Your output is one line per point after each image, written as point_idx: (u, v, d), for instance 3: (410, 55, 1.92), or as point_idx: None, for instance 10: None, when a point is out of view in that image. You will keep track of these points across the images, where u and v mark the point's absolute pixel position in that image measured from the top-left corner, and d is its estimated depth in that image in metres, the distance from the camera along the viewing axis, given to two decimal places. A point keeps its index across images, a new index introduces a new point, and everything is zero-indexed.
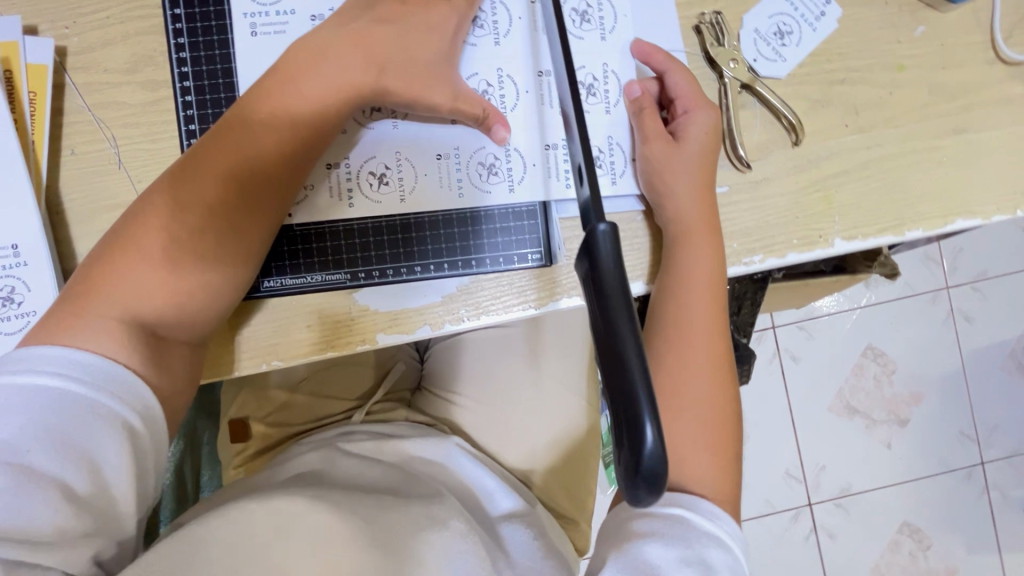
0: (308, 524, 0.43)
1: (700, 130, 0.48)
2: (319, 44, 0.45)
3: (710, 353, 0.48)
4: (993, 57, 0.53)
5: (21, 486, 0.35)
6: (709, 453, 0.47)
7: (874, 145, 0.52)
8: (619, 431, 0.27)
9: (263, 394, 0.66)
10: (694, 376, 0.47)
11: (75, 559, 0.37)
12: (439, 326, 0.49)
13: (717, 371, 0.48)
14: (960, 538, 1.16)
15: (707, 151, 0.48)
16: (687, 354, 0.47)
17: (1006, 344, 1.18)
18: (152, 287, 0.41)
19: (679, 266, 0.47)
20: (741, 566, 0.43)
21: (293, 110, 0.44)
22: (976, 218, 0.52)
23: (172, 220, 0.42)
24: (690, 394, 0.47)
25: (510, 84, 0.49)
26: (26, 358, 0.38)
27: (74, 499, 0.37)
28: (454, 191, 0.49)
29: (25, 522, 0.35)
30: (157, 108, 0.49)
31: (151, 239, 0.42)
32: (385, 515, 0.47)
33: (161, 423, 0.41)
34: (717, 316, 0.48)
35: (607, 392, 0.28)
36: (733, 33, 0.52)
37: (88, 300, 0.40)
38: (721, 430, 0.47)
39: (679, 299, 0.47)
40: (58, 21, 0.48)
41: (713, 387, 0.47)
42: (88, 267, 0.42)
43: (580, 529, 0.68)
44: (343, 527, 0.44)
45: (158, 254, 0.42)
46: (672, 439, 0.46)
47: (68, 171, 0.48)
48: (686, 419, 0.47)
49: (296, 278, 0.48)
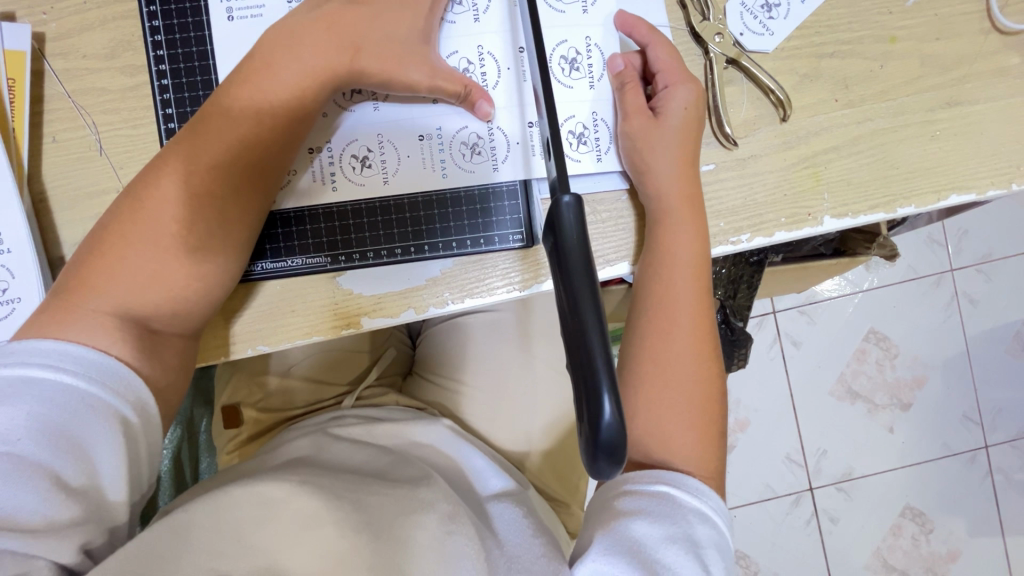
0: (295, 507, 0.43)
1: (682, 108, 0.47)
2: (293, 26, 0.45)
3: (693, 332, 0.47)
4: (988, 27, 0.51)
5: (10, 475, 0.36)
6: (694, 431, 0.46)
7: (864, 120, 0.51)
8: (580, 404, 0.29)
9: (255, 380, 0.67)
10: (677, 355, 0.47)
11: (62, 548, 0.37)
12: (424, 310, 0.49)
13: (702, 351, 0.47)
14: (963, 521, 1.15)
15: (690, 126, 0.48)
16: (670, 334, 0.47)
17: (1010, 325, 1.17)
18: (140, 279, 0.41)
19: (661, 244, 0.47)
20: (726, 541, 0.43)
21: (269, 93, 0.44)
22: (970, 193, 0.51)
23: (157, 211, 0.42)
24: (673, 373, 0.47)
25: (491, 62, 0.49)
26: (17, 351, 0.38)
27: (65, 488, 0.37)
28: (437, 172, 0.49)
29: (14, 510, 0.35)
30: (136, 93, 0.49)
31: (137, 231, 0.42)
32: (371, 497, 0.47)
33: (154, 415, 0.42)
34: (701, 293, 0.48)
35: (570, 369, 0.30)
36: (718, 7, 0.51)
37: (79, 296, 0.41)
38: (706, 410, 0.47)
39: (661, 278, 0.47)
40: (35, 7, 0.48)
41: (698, 366, 0.47)
42: (77, 262, 0.42)
43: (572, 511, 0.69)
44: (329, 508, 0.44)
45: (144, 245, 0.41)
46: (656, 418, 0.46)
47: (51, 159, 0.48)
48: (669, 396, 0.46)
49: (279, 262, 0.48)
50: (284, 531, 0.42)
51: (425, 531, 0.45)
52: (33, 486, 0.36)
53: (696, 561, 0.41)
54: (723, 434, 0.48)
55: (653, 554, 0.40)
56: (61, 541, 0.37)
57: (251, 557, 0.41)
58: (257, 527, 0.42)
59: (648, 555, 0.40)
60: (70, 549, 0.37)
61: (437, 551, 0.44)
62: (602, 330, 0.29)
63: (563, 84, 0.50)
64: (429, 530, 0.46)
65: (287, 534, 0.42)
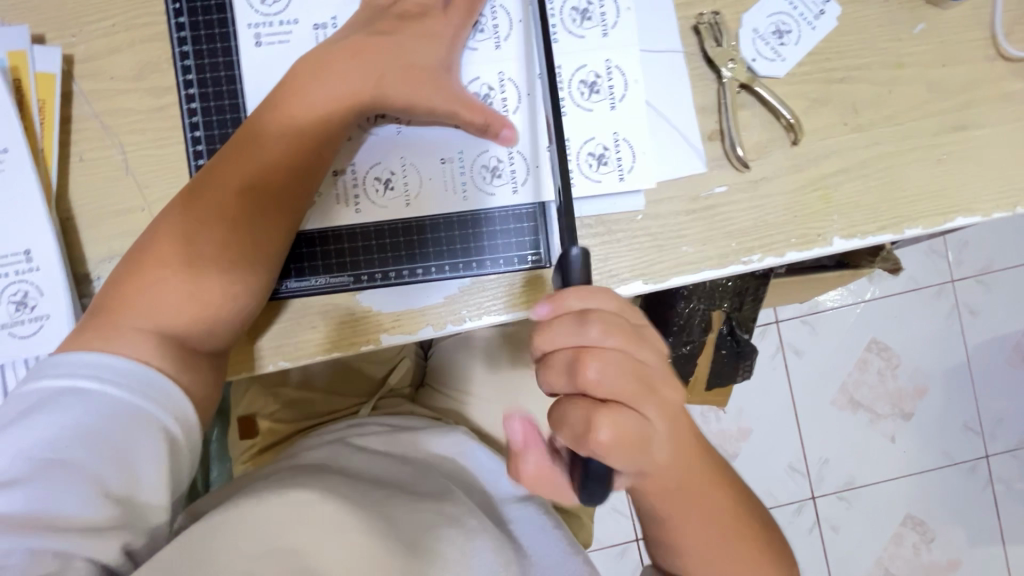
0: (329, 512, 0.44)
1: (617, 376, 0.39)
2: (323, 53, 0.46)
3: (705, 490, 0.45)
4: (994, 54, 0.53)
5: (59, 478, 0.37)
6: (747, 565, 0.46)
7: (873, 143, 0.52)
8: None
9: (273, 391, 0.69)
10: (704, 519, 0.46)
11: (103, 548, 0.38)
12: (441, 327, 0.50)
13: (718, 498, 0.46)
14: (963, 530, 1.16)
15: (632, 380, 0.40)
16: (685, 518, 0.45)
17: (1011, 336, 1.18)
18: (179, 298, 0.43)
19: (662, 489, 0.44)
20: None
21: (301, 119, 0.45)
22: (975, 215, 0.52)
23: (195, 233, 0.44)
24: (711, 544, 0.46)
25: (512, 87, 0.50)
26: (64, 363, 0.40)
27: (108, 494, 0.38)
28: (458, 194, 0.50)
29: (58, 511, 0.37)
30: (163, 114, 0.50)
31: (176, 252, 0.43)
32: (397, 513, 0.48)
33: (194, 423, 0.43)
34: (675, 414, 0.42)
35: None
36: (731, 33, 0.52)
37: (121, 314, 0.43)
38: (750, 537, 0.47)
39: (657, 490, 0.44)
40: (66, 30, 0.49)
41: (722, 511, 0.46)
42: (121, 278, 0.44)
43: (580, 521, 0.70)
44: (358, 518, 0.45)
45: (182, 265, 0.43)
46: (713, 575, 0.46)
47: (77, 177, 0.49)
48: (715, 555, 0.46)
49: (302, 281, 0.49)
50: (318, 536, 0.43)
51: (453, 545, 0.47)
52: (80, 490, 0.37)
53: None
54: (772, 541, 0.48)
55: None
56: (106, 541, 0.38)
57: (292, 560, 0.42)
58: (290, 529, 0.43)
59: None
60: (113, 548, 0.39)
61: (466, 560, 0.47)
62: None
63: (583, 108, 0.51)
64: (455, 543, 0.47)
65: (322, 537, 0.43)
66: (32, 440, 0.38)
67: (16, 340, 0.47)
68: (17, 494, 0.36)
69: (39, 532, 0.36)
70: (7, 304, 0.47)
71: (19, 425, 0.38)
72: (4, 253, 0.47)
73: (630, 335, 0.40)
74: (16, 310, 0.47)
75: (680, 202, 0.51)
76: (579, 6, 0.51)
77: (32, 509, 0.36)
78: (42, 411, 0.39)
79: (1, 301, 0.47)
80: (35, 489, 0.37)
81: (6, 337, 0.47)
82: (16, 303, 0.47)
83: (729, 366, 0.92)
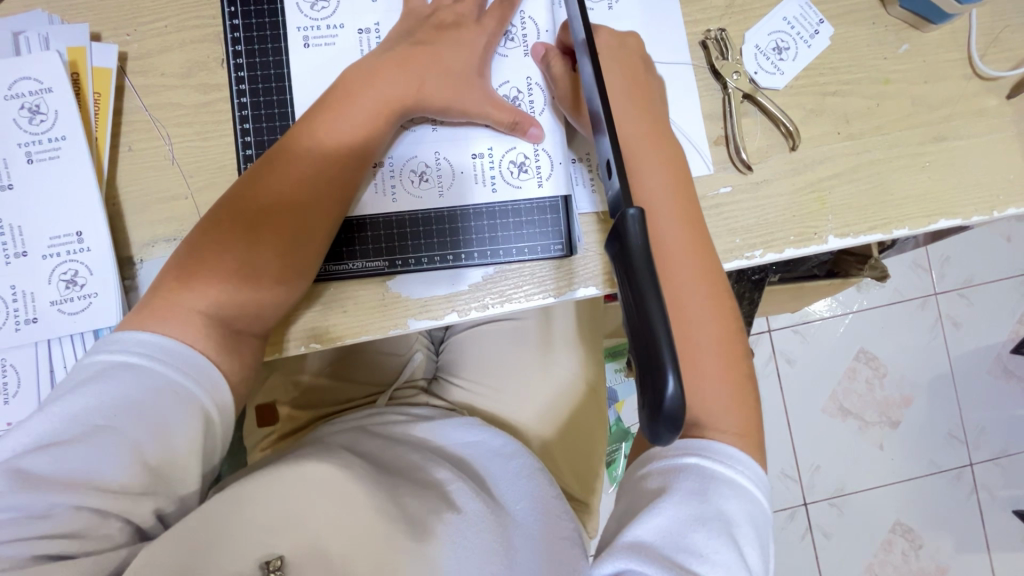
0: (341, 491, 0.48)
1: (641, 117, 0.51)
2: (372, 61, 0.50)
3: (696, 274, 0.48)
4: (970, 73, 0.58)
5: (100, 444, 0.40)
6: (722, 377, 0.48)
7: (863, 151, 0.57)
8: (629, 304, 0.33)
9: (293, 378, 0.72)
10: (693, 301, 0.48)
11: (138, 510, 0.42)
12: (466, 313, 0.53)
13: (721, 340, 0.48)
14: (950, 537, 1.20)
15: (654, 132, 0.50)
16: (675, 285, 0.47)
17: (992, 346, 1.23)
18: (226, 286, 0.46)
19: (653, 238, 0.48)
20: (759, 511, 0.43)
21: (349, 116, 0.49)
22: (957, 218, 0.57)
23: (248, 224, 0.47)
24: (696, 336, 0.47)
25: (539, 91, 0.54)
26: (120, 339, 0.44)
27: (144, 462, 0.41)
28: (488, 186, 0.54)
29: (98, 473, 0.40)
30: (210, 108, 0.53)
31: (230, 242, 0.47)
32: (406, 497, 0.51)
33: (227, 401, 0.46)
34: (683, 201, 0.49)
35: (626, 295, 0.33)
36: (736, 49, 0.57)
37: (173, 298, 0.45)
38: (743, 382, 0.48)
39: (653, 244, 0.48)
40: (122, 30, 0.53)
41: (715, 325, 0.48)
42: (175, 265, 0.47)
43: (590, 511, 0.73)
44: (369, 496, 0.48)
45: (233, 255, 0.46)
46: (691, 382, 0.47)
47: (126, 166, 0.52)
48: (698, 356, 0.47)
49: (339, 265, 0.53)
50: (326, 514, 0.47)
51: (449, 524, 0.50)
52: (120, 458, 0.41)
53: (729, 538, 0.41)
54: (749, 370, 0.49)
55: (684, 540, 0.41)
56: (141, 504, 0.42)
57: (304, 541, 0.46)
58: (304, 511, 0.46)
59: (672, 545, 0.40)
60: (147, 512, 0.42)
61: (456, 534, 0.50)
62: (666, 320, 0.31)
63: None
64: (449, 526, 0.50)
65: (332, 522, 0.47)
66: (81, 405, 0.41)
67: (64, 317, 0.50)
68: (65, 453, 0.40)
69: (78, 491, 0.40)
70: (57, 283, 0.50)
71: (73, 392, 0.42)
72: (57, 234, 0.50)
73: (640, 62, 0.53)
74: (65, 289, 0.50)
75: None
76: None
77: (73, 471, 0.40)
78: (94, 381, 0.42)
79: (52, 280, 0.50)
80: (79, 451, 0.40)
81: (54, 314, 0.50)
82: (66, 282, 0.50)
83: None
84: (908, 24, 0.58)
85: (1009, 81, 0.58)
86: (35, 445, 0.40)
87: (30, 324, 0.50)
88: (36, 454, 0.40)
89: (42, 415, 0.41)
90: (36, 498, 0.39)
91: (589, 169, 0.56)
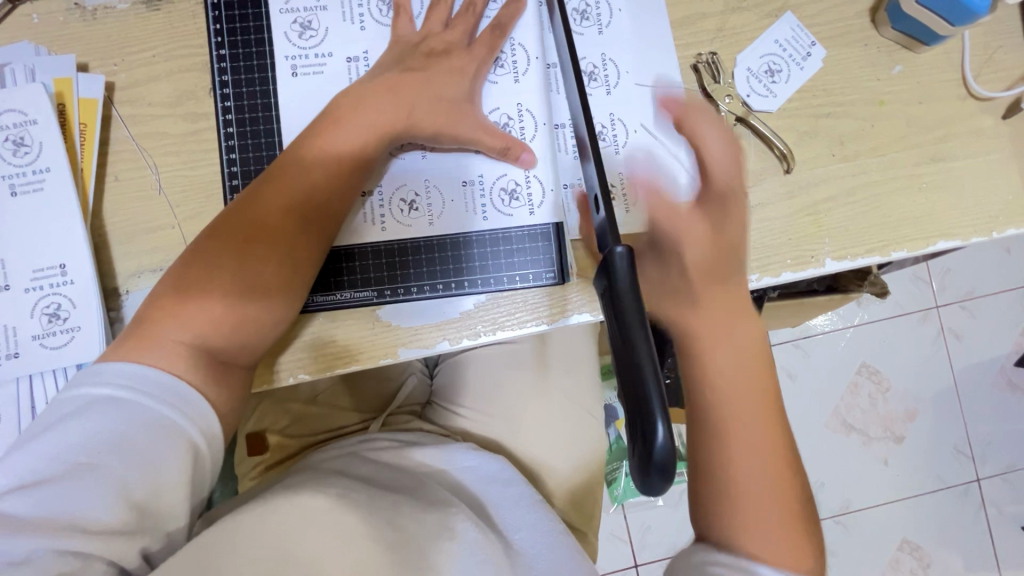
0: (337, 518, 0.46)
1: (718, 226, 0.48)
2: (361, 86, 0.50)
3: (753, 385, 0.46)
4: (964, 93, 0.58)
5: (83, 482, 0.39)
6: (775, 498, 0.44)
7: (858, 172, 0.56)
8: (614, 341, 0.32)
9: (283, 407, 0.71)
10: (746, 411, 0.45)
11: (125, 550, 0.40)
12: (458, 341, 0.52)
13: (774, 454, 0.45)
14: (960, 555, 1.18)
15: (724, 245, 0.47)
16: (731, 395, 0.45)
17: (996, 361, 1.22)
18: (214, 316, 0.45)
19: (711, 347, 0.46)
20: None
21: (337, 143, 0.48)
22: (955, 239, 0.56)
23: (236, 253, 0.46)
24: (749, 450, 0.44)
25: (529, 117, 0.54)
26: (104, 371, 0.43)
27: (130, 499, 0.40)
28: (478, 215, 0.53)
29: (83, 513, 0.38)
30: (197, 137, 0.52)
31: (218, 271, 0.46)
32: (407, 520, 0.50)
33: (217, 433, 0.45)
34: (739, 305, 0.47)
35: (612, 332, 0.32)
36: (727, 72, 0.57)
37: (158, 328, 0.44)
38: (795, 502, 0.45)
39: (712, 349, 0.46)
40: (109, 59, 0.52)
41: (768, 441, 0.45)
42: (159, 292, 0.46)
43: (588, 539, 0.71)
44: (367, 525, 0.47)
45: (221, 284, 0.45)
46: (741, 497, 0.44)
47: (111, 197, 0.51)
48: (749, 470, 0.44)
49: (327, 295, 0.52)
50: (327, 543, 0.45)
51: (449, 555, 0.49)
52: (106, 496, 0.39)
53: None
54: (814, 528, 0.46)
55: None
56: (128, 544, 0.40)
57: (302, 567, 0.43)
58: (305, 536, 0.44)
59: None
60: (134, 551, 0.40)
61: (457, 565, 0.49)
62: (654, 360, 0.30)
63: None
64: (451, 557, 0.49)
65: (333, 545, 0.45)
66: (64, 442, 0.40)
67: (46, 351, 0.49)
68: (47, 493, 0.38)
69: (61, 534, 0.38)
70: (40, 316, 0.49)
71: (56, 429, 0.41)
72: (40, 267, 0.49)
73: (733, 183, 0.49)
74: (48, 322, 0.49)
75: None
76: (587, 69, 0.56)
77: (57, 512, 0.38)
78: (76, 417, 0.41)
79: (34, 313, 0.49)
80: (62, 490, 0.39)
81: (36, 348, 0.49)
82: (49, 316, 0.49)
83: None
84: (901, 45, 0.58)
85: (1004, 101, 0.57)
86: (17, 486, 0.39)
87: (11, 359, 0.49)
88: (17, 496, 0.38)
89: (24, 455, 0.40)
90: (16, 543, 0.37)
91: None
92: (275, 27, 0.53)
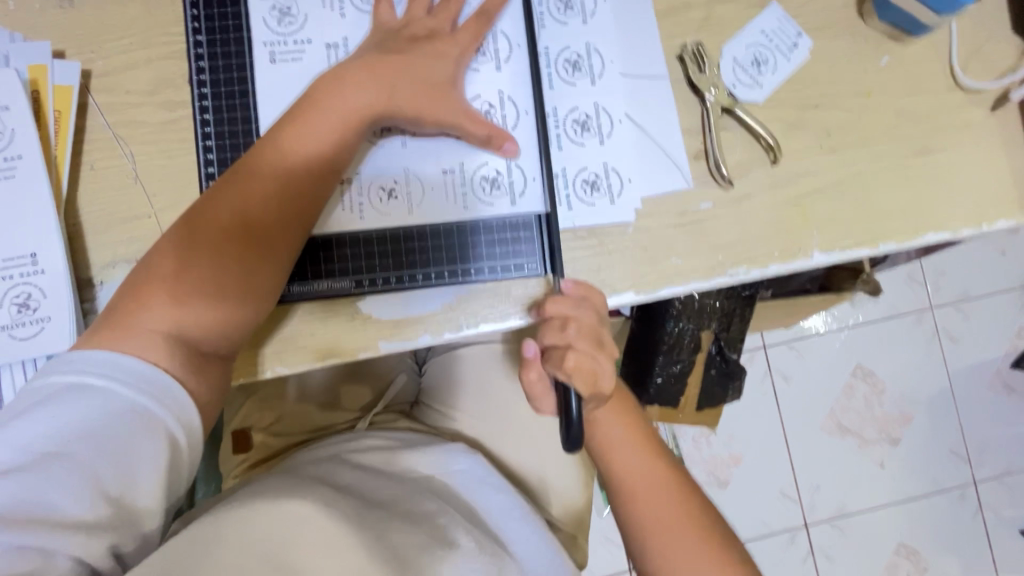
0: (320, 528, 0.45)
1: (584, 332, 0.47)
2: (343, 70, 0.49)
3: (632, 443, 0.53)
4: (953, 85, 0.57)
5: (53, 474, 0.38)
6: (683, 531, 0.49)
7: (846, 163, 0.56)
8: None
9: (267, 405, 0.69)
10: (634, 464, 0.52)
11: (92, 547, 0.38)
12: (439, 333, 0.51)
13: (669, 490, 0.51)
14: (957, 559, 1.16)
15: (595, 340, 0.48)
16: (615, 456, 0.53)
17: (991, 362, 1.21)
18: (192, 303, 0.44)
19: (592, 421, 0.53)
20: None
21: (316, 128, 0.47)
22: (945, 232, 0.55)
23: (217, 240, 0.45)
24: (646, 494, 0.51)
25: (511, 105, 0.54)
26: (76, 360, 0.41)
27: (102, 491, 0.39)
28: (460, 204, 0.52)
29: (51, 505, 0.37)
30: (175, 126, 0.52)
31: (196, 258, 0.45)
32: (394, 533, 0.48)
33: (196, 424, 0.43)
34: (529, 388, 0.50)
35: None
36: (713, 62, 0.56)
37: (133, 316, 0.43)
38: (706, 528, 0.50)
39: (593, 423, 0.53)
40: (85, 47, 0.51)
41: (659, 484, 0.51)
42: (134, 279, 0.45)
43: (579, 544, 0.70)
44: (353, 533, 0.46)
45: (200, 271, 0.44)
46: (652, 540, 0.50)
47: (87, 185, 0.51)
48: (652, 515, 0.50)
49: (303, 286, 0.51)
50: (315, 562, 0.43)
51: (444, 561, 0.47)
52: (76, 487, 0.38)
53: None
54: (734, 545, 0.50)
55: None
56: (96, 540, 0.38)
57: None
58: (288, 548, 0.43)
59: None
60: (102, 548, 0.39)
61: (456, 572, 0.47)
62: None
63: (575, 143, 0.55)
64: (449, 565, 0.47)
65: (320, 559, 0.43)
66: (34, 433, 0.39)
67: (16, 342, 0.48)
68: (12, 485, 0.37)
69: (25, 529, 0.36)
70: (10, 307, 0.48)
71: (25, 417, 0.39)
72: (10, 256, 0.48)
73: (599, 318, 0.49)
74: (18, 313, 0.48)
75: (669, 217, 0.54)
76: (570, 58, 0.55)
77: (23, 504, 0.37)
78: (47, 406, 0.39)
79: (4, 303, 0.48)
80: (30, 482, 0.37)
81: (5, 339, 0.48)
82: (19, 306, 0.48)
83: (719, 387, 0.91)
84: (888, 36, 0.57)
85: (992, 93, 0.57)
86: None
87: None
88: None
89: None
90: None
91: (565, 184, 0.54)
92: (254, 14, 0.52)
